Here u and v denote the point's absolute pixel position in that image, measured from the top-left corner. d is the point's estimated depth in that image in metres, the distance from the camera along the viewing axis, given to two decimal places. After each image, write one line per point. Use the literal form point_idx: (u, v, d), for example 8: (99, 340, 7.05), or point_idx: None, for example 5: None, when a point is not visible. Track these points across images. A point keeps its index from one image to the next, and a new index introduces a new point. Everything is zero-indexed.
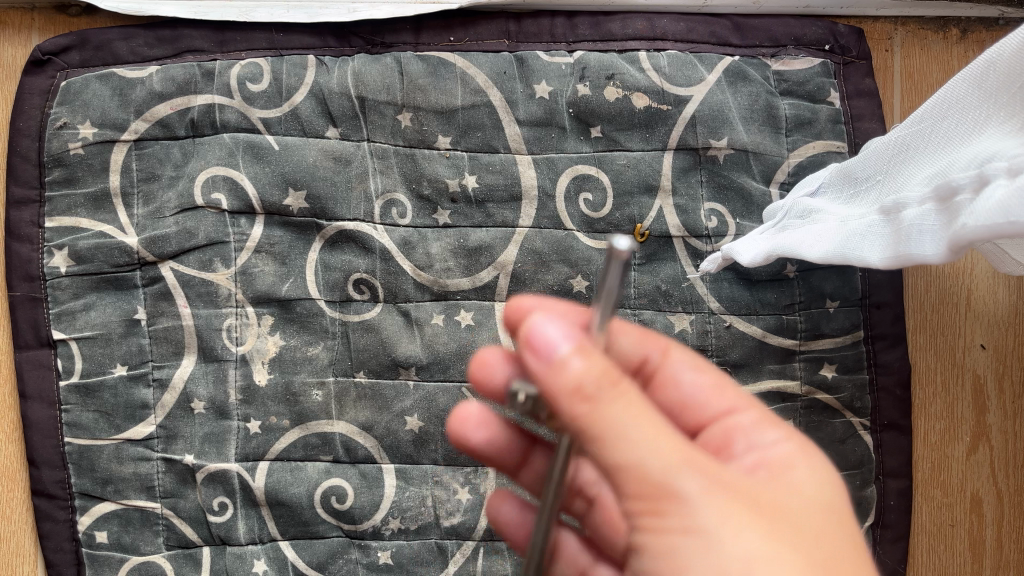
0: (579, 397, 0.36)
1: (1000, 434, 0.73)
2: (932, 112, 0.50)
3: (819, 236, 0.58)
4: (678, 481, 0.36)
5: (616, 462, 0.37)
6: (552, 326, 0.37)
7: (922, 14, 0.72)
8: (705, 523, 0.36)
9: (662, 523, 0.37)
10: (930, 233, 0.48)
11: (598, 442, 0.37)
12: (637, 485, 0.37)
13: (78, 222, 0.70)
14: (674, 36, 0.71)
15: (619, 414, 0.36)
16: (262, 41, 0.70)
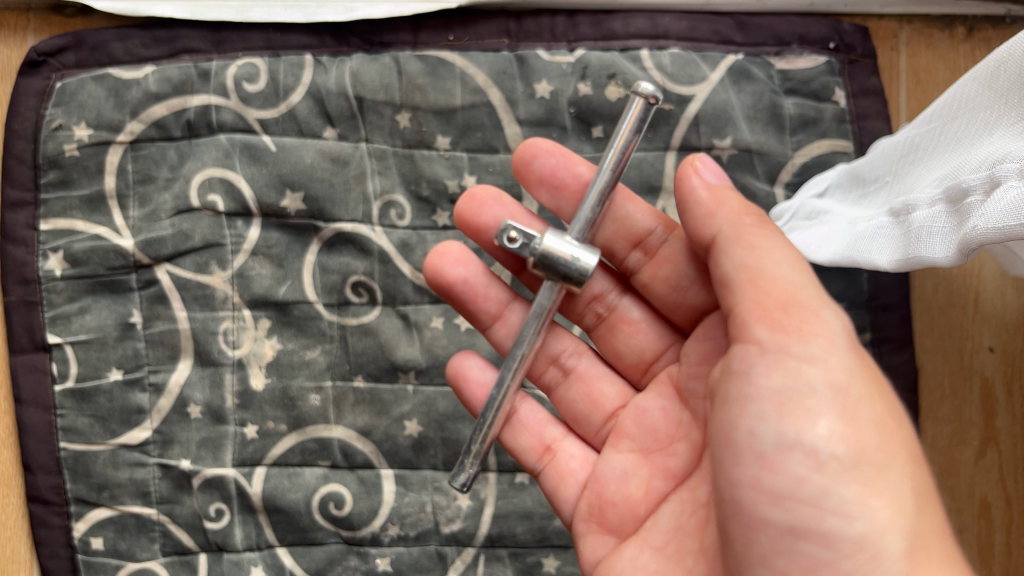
0: (747, 217, 0.45)
1: (1010, 438, 0.71)
2: (941, 114, 0.51)
3: (828, 238, 0.58)
4: (823, 313, 0.42)
5: (769, 276, 0.43)
6: (707, 169, 0.48)
7: (927, 11, 0.71)
8: (844, 364, 0.42)
9: (794, 354, 0.41)
10: (940, 234, 0.47)
11: (752, 252, 0.44)
12: (781, 312, 0.42)
13: (73, 224, 0.69)
14: (677, 34, 0.70)
15: (768, 244, 0.44)
16: (259, 40, 0.69)
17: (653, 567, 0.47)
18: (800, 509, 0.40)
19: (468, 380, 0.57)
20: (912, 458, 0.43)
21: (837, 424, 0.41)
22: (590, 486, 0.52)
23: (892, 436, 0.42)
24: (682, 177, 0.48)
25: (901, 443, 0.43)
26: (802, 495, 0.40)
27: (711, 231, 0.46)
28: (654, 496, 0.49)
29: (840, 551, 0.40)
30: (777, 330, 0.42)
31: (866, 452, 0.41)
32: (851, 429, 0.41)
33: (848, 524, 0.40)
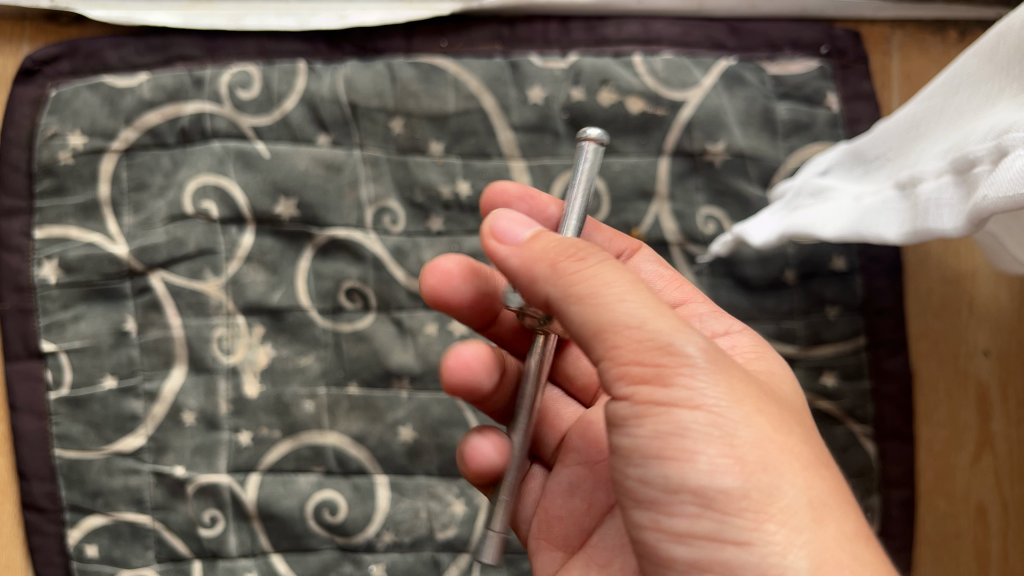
0: (555, 262, 0.39)
1: (1005, 442, 0.71)
2: (943, 90, 0.52)
3: (832, 213, 0.57)
4: (685, 342, 0.37)
5: (607, 320, 0.37)
6: (507, 219, 0.43)
7: (919, 16, 0.71)
8: (708, 392, 0.37)
9: (661, 403, 0.37)
10: (949, 206, 0.48)
11: (592, 295, 0.38)
12: (643, 356, 0.37)
13: (68, 231, 0.69)
14: (670, 40, 0.70)
15: (610, 278, 0.38)
16: (253, 48, 0.70)
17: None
18: (710, 554, 0.37)
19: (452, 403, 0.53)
20: (821, 466, 0.39)
21: (730, 466, 0.36)
22: (540, 506, 0.52)
23: (794, 451, 0.38)
24: (489, 237, 0.42)
25: (804, 455, 0.38)
26: (712, 539, 0.37)
27: (541, 297, 0.40)
28: (597, 509, 0.49)
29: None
30: (641, 377, 0.37)
31: (762, 484, 0.36)
32: (745, 470, 0.36)
33: (751, 559, 0.36)
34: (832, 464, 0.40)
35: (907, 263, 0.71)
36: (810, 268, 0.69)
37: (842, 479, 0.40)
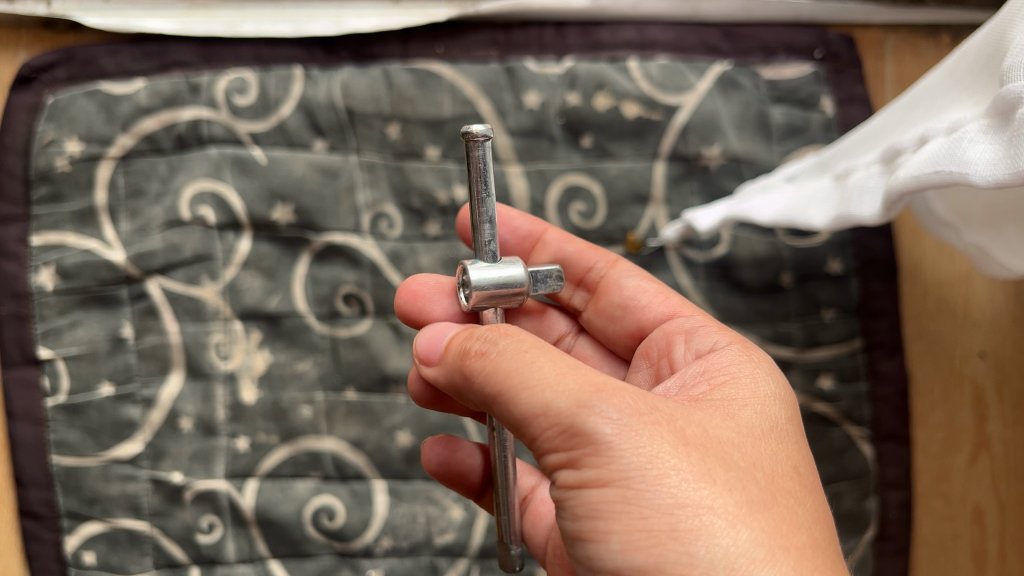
0: (467, 358, 0.41)
1: (1001, 444, 0.71)
2: (901, 103, 0.54)
3: (771, 200, 0.62)
4: (592, 420, 0.37)
5: (523, 410, 0.38)
6: (435, 322, 0.46)
7: (913, 20, 0.71)
8: (620, 467, 0.37)
9: (578, 481, 0.38)
10: (870, 194, 0.53)
11: (516, 385, 0.38)
12: (559, 442, 0.38)
13: (65, 238, 0.69)
14: (665, 45, 0.70)
15: (512, 359, 0.39)
16: (248, 54, 0.70)
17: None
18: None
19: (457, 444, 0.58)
20: (749, 517, 0.37)
21: (652, 539, 0.37)
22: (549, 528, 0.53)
23: (717, 511, 0.37)
24: (416, 355, 0.45)
25: (727, 513, 0.37)
26: None
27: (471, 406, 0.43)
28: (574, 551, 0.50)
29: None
30: (559, 461, 0.38)
31: (673, 559, 0.36)
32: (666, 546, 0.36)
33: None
34: (772, 509, 0.39)
35: (902, 266, 0.72)
36: (806, 271, 0.70)
37: (785, 523, 0.38)
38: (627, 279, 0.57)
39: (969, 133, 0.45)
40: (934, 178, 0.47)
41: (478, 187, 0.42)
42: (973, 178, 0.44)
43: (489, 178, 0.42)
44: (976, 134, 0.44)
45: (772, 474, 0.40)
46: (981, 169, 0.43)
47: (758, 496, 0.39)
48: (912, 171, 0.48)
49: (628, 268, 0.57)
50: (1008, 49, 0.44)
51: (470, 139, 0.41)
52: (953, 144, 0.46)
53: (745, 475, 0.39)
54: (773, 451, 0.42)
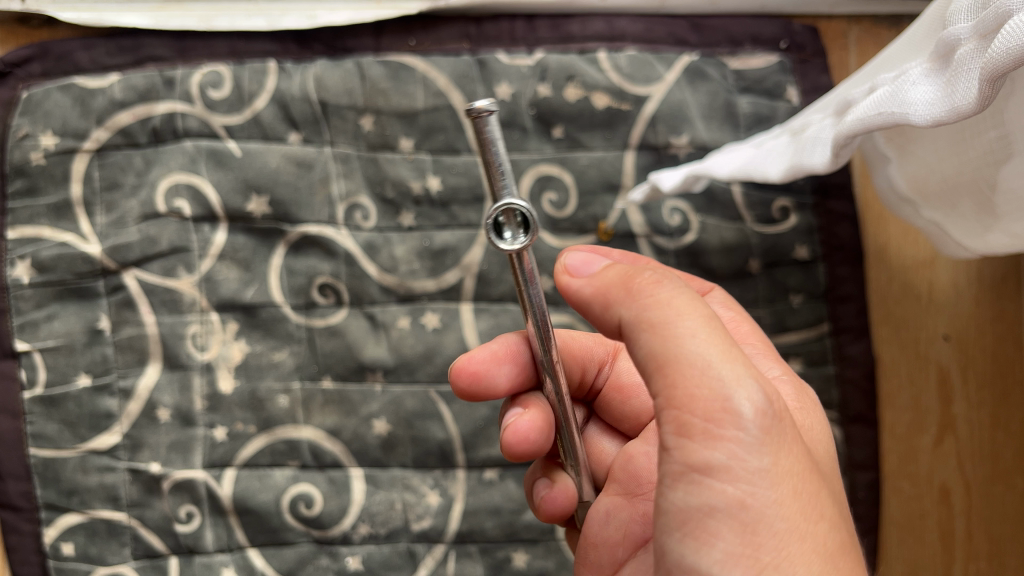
0: (629, 287, 0.39)
1: (967, 425, 0.72)
2: (866, 69, 0.56)
3: (729, 158, 0.64)
4: (743, 401, 0.36)
5: (679, 372, 0.36)
6: (577, 257, 0.43)
7: (877, 11, 0.73)
8: (748, 465, 0.36)
9: (707, 463, 0.36)
10: (821, 143, 0.55)
11: (668, 333, 0.36)
12: (700, 406, 0.36)
13: (40, 232, 0.70)
14: (633, 37, 0.71)
15: (685, 309, 0.37)
16: (223, 48, 0.70)
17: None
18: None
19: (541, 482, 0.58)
20: (845, 552, 0.37)
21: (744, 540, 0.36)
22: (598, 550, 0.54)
23: (811, 539, 0.36)
24: (563, 271, 0.42)
25: (824, 542, 0.37)
26: None
27: (613, 319, 0.39)
28: (632, 540, 0.50)
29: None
30: (685, 437, 0.36)
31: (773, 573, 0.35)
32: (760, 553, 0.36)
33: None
34: (852, 552, 0.38)
35: (868, 251, 0.73)
36: (774, 257, 0.71)
37: (861, 563, 0.39)
38: (700, 308, 0.57)
39: (912, 75, 0.47)
40: (877, 119, 0.48)
41: (494, 170, 0.36)
42: (914, 118, 0.46)
43: (503, 159, 0.36)
44: (918, 77, 0.46)
45: (846, 514, 0.41)
46: (919, 108, 0.45)
47: (848, 538, 0.38)
48: (859, 114, 0.50)
49: (711, 298, 0.57)
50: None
51: (479, 116, 0.35)
52: (897, 88, 0.47)
53: (839, 508, 0.39)
54: (841, 490, 0.42)
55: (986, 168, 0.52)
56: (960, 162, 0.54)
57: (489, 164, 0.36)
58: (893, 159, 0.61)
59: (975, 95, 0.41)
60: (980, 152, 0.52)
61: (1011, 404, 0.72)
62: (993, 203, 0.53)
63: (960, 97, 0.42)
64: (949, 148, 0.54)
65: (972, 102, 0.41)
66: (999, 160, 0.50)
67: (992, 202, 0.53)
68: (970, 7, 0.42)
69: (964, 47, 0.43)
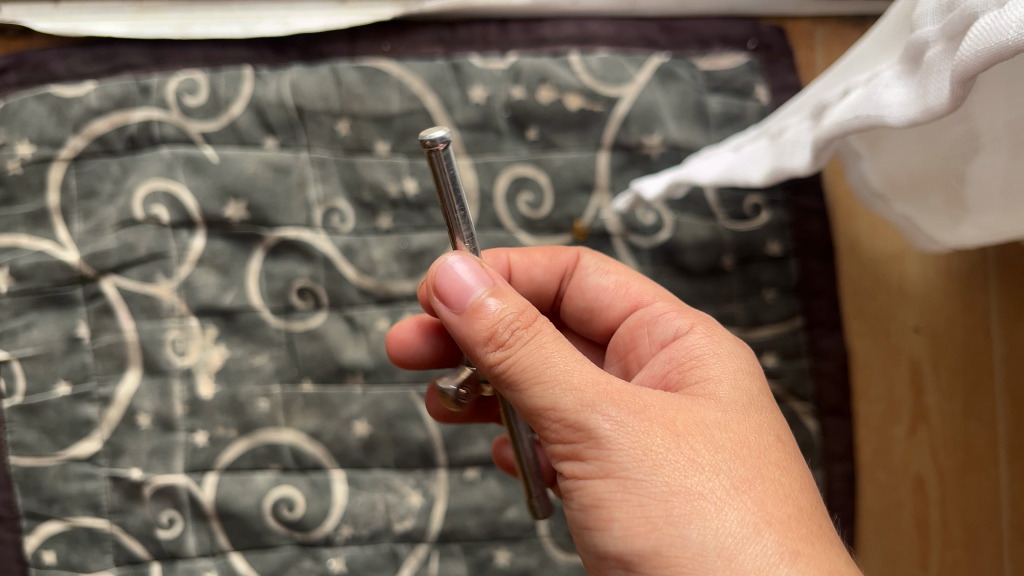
0: (491, 339, 0.41)
1: (939, 414, 0.74)
2: (838, 70, 0.57)
3: (711, 164, 0.65)
4: (592, 417, 0.39)
5: (535, 403, 0.40)
6: (465, 267, 0.42)
7: (841, 12, 0.74)
8: (623, 473, 0.39)
9: (577, 475, 0.40)
10: (801, 146, 0.56)
11: (528, 377, 0.40)
12: (561, 433, 0.40)
13: (18, 240, 0.70)
14: (605, 39, 0.72)
15: (532, 351, 0.40)
16: (199, 56, 0.71)
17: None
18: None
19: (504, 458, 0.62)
20: (739, 497, 0.39)
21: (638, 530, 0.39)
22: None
23: (708, 496, 0.39)
24: (436, 292, 0.42)
25: (718, 498, 0.39)
26: None
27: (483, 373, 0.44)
28: None
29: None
30: (563, 455, 0.40)
31: (678, 548, 0.38)
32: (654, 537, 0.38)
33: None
34: (759, 490, 0.40)
35: (839, 246, 0.75)
36: (746, 253, 0.72)
37: (770, 499, 0.40)
38: (588, 277, 0.56)
39: (884, 78, 0.48)
40: (854, 122, 0.50)
41: (447, 193, 0.41)
42: (889, 119, 0.47)
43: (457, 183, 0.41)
44: (890, 79, 0.47)
45: (758, 449, 0.42)
46: (893, 111, 0.46)
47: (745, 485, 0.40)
48: (837, 118, 0.51)
49: (586, 267, 0.56)
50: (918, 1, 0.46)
51: (432, 146, 0.39)
52: (871, 92, 0.49)
53: (738, 462, 0.40)
54: (756, 428, 0.43)
55: (955, 162, 0.53)
56: (928, 157, 0.55)
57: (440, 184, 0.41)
58: (865, 157, 0.61)
59: (946, 97, 0.42)
60: (948, 145, 0.53)
61: (981, 392, 0.74)
62: (962, 195, 0.55)
63: (932, 98, 0.43)
64: (918, 145, 0.55)
65: (944, 102, 0.42)
66: (965, 152, 0.52)
67: (961, 195, 0.55)
68: (936, 9, 0.43)
69: (933, 48, 0.43)
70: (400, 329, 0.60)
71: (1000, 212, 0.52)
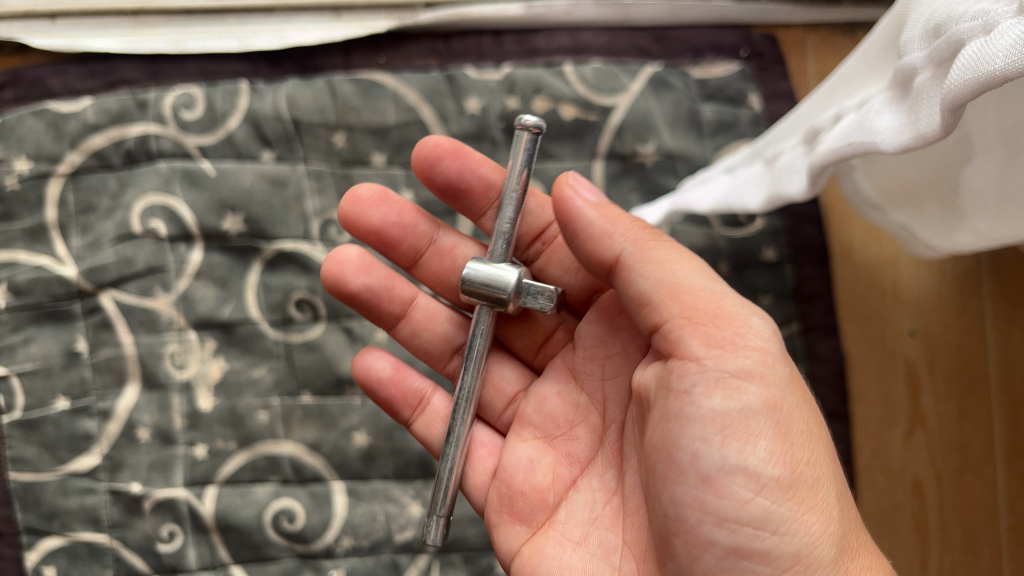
0: (642, 230, 0.48)
1: (936, 418, 0.74)
2: (824, 95, 0.57)
3: (709, 191, 0.64)
4: (755, 322, 0.45)
5: (693, 289, 0.45)
6: (583, 186, 0.50)
7: (832, 20, 0.75)
8: (775, 385, 0.44)
9: (731, 372, 0.43)
10: (797, 172, 0.57)
11: (688, 269, 0.46)
12: (716, 323, 0.44)
13: (15, 255, 0.70)
14: (598, 49, 0.73)
15: (686, 260, 0.47)
16: (195, 70, 0.72)
17: (578, 565, 0.48)
18: (745, 531, 0.42)
19: (378, 379, 0.59)
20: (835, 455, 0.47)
21: (773, 445, 0.43)
22: (498, 477, 0.53)
23: (824, 442, 0.45)
24: (570, 187, 0.49)
25: (826, 448, 0.46)
26: (747, 518, 0.42)
27: (614, 251, 0.48)
28: (562, 482, 0.51)
29: (781, 565, 0.42)
30: (716, 351, 0.43)
31: (802, 470, 0.43)
32: (786, 450, 0.43)
33: (787, 542, 0.42)
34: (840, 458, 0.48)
35: (834, 251, 0.75)
36: (742, 259, 0.73)
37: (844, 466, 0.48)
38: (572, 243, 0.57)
39: (875, 106, 0.49)
40: (848, 149, 0.50)
41: (518, 164, 0.50)
42: (882, 145, 0.47)
43: (523, 163, 0.50)
44: (881, 106, 0.48)
45: None
46: (886, 136, 0.46)
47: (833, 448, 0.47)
48: (831, 145, 0.52)
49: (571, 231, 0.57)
50: (905, 26, 0.47)
51: (524, 128, 0.49)
52: (863, 119, 0.49)
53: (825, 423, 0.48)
54: None
55: (949, 169, 0.54)
56: (920, 165, 0.56)
57: (510, 156, 0.51)
58: (857, 168, 0.62)
59: (938, 122, 0.43)
60: (940, 154, 0.53)
61: (976, 395, 0.74)
62: (957, 200, 0.55)
63: (924, 124, 0.44)
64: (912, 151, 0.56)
65: (936, 128, 0.43)
66: (958, 161, 0.52)
67: (955, 202, 0.55)
68: (923, 36, 0.45)
69: (922, 74, 0.45)
70: (363, 188, 0.59)
71: (995, 217, 0.53)
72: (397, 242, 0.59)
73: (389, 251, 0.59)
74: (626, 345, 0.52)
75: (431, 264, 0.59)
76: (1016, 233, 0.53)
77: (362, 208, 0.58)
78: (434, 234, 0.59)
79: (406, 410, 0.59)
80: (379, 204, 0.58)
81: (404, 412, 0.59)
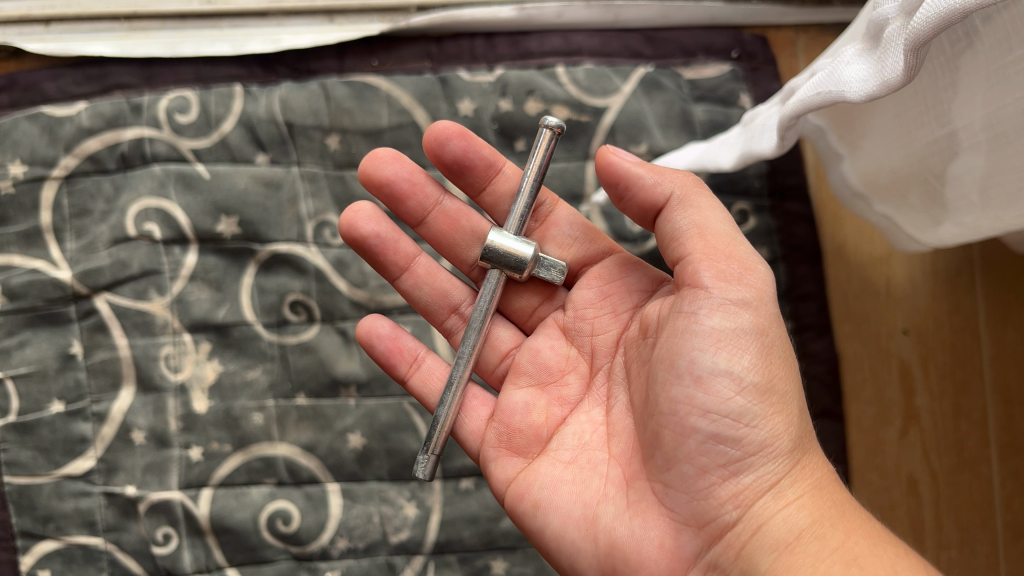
0: (692, 183, 0.49)
1: (931, 416, 0.74)
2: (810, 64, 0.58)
3: (685, 155, 0.67)
4: (760, 266, 0.47)
5: (711, 232, 0.47)
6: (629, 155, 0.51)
7: (822, 20, 0.75)
8: (769, 310, 0.46)
9: (733, 299, 0.45)
10: (767, 130, 0.57)
11: (720, 217, 0.48)
12: (720, 259, 0.46)
13: (11, 259, 0.70)
14: (590, 51, 0.74)
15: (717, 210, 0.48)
16: (190, 73, 0.72)
17: (568, 477, 0.49)
18: (725, 423, 0.44)
19: (379, 336, 0.58)
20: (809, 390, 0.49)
21: (757, 359, 0.45)
22: (496, 418, 0.53)
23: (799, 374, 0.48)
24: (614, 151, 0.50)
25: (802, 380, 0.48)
26: (727, 411, 0.44)
27: (663, 196, 0.49)
28: (554, 420, 0.52)
29: (748, 449, 0.44)
30: (721, 279, 0.45)
31: (778, 381, 0.45)
32: (768, 364, 0.45)
33: (755, 435, 0.44)
34: None
35: (827, 251, 0.76)
36: None
37: None
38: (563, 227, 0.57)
39: (845, 56, 0.48)
40: (814, 99, 0.50)
41: (538, 159, 0.53)
42: (848, 96, 0.47)
43: (540, 160, 0.53)
44: (850, 56, 0.48)
45: None
46: (852, 86, 0.47)
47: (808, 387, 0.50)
48: (798, 96, 0.52)
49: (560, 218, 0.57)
50: None
51: (549, 128, 0.53)
52: (832, 68, 0.49)
53: None
54: None
55: (933, 162, 0.54)
56: (903, 155, 0.56)
57: (531, 152, 0.53)
58: (845, 159, 0.63)
59: (901, 67, 0.43)
60: (924, 144, 0.54)
61: (971, 393, 0.74)
62: (941, 195, 0.55)
63: (888, 71, 0.44)
64: (896, 141, 0.56)
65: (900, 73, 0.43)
66: (944, 152, 0.52)
67: (940, 193, 0.55)
68: None
69: (890, 25, 0.44)
70: (381, 147, 0.58)
71: (979, 210, 0.53)
72: (405, 198, 0.58)
73: (397, 207, 0.58)
74: (616, 307, 0.53)
75: (436, 224, 0.58)
76: (1001, 226, 0.53)
77: (376, 165, 0.58)
78: (441, 197, 0.58)
79: (402, 367, 0.58)
80: (393, 162, 0.58)
81: (401, 367, 0.58)
